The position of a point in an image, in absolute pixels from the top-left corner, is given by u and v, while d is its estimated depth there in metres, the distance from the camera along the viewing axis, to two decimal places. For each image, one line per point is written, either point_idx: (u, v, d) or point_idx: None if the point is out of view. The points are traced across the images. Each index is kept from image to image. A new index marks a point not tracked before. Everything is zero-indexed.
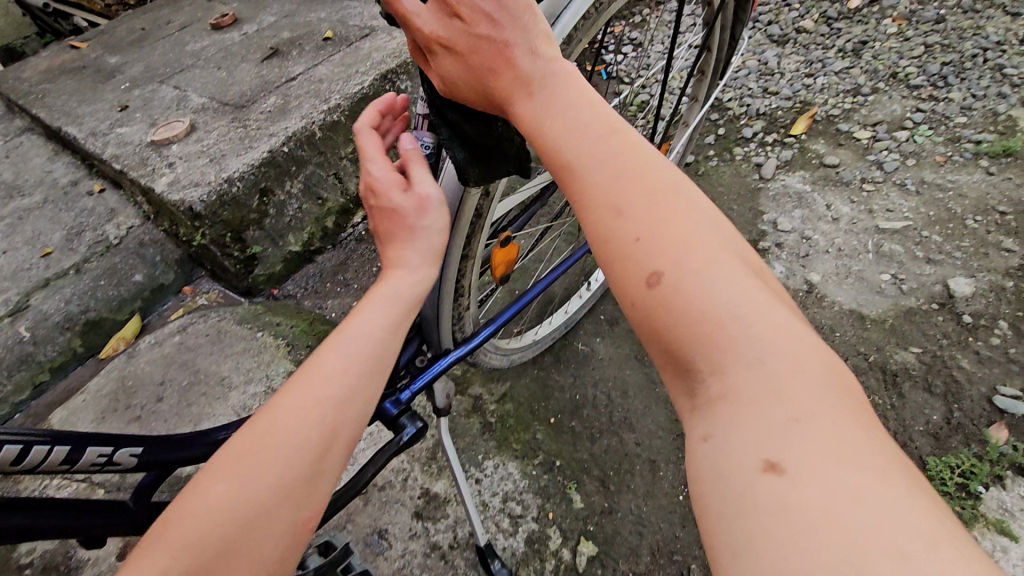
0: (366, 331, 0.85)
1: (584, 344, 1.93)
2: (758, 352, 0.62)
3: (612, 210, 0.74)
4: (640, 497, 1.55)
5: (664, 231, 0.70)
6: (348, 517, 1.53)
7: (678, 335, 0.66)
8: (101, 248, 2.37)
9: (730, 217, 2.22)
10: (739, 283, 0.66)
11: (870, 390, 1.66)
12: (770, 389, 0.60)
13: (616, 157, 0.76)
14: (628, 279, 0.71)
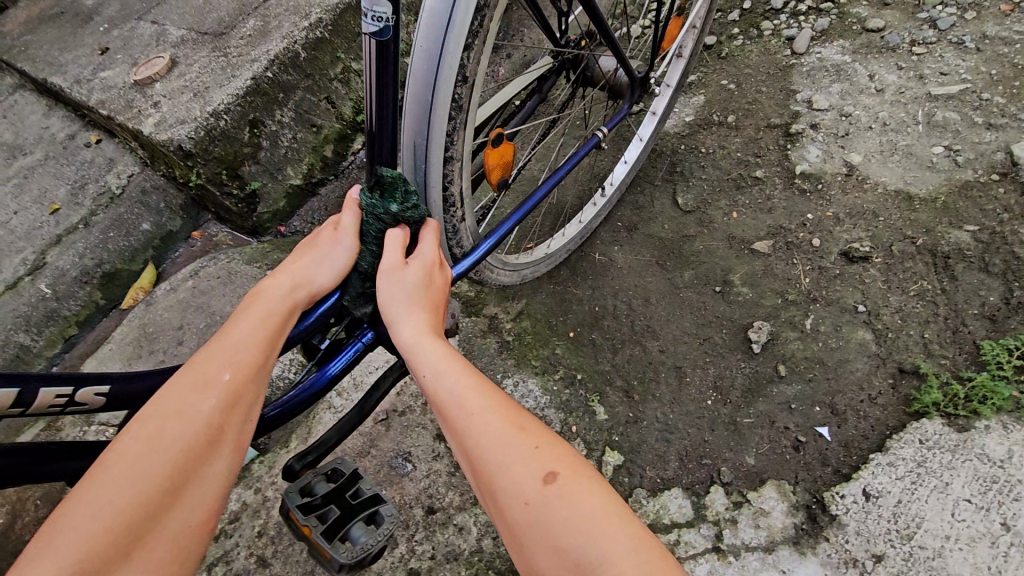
0: (245, 342, 0.83)
1: (600, 254, 1.82)
2: (606, 520, 0.68)
3: (474, 436, 0.77)
4: (667, 405, 1.48)
5: (516, 442, 0.75)
6: (371, 443, 1.52)
7: (545, 548, 0.68)
8: (105, 199, 2.32)
9: (758, 100, 1.99)
10: (574, 463, 0.74)
11: (917, 276, 1.51)
12: (626, 548, 0.66)
13: (464, 382, 0.82)
14: (505, 498, 0.72)
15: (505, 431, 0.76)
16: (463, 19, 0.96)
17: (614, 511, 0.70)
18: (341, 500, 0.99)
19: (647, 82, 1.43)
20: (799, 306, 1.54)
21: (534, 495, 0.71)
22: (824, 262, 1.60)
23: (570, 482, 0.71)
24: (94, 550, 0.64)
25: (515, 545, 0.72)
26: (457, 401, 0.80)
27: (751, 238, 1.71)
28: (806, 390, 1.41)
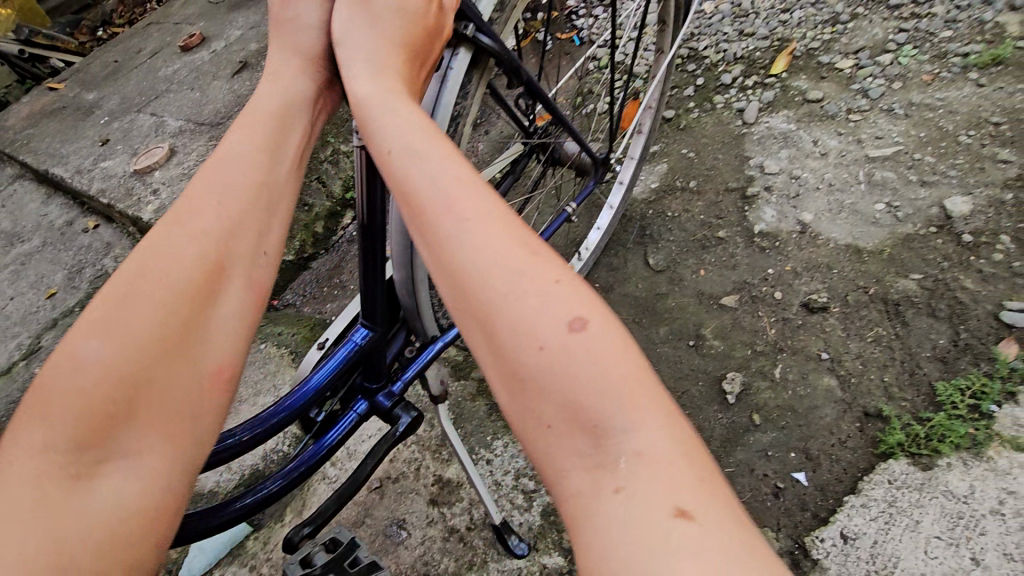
0: (226, 178, 0.81)
1: None
2: (627, 377, 0.59)
3: (476, 260, 0.65)
4: None
5: (531, 274, 0.63)
6: (366, 512, 1.56)
7: (556, 395, 0.59)
8: (102, 281, 2.42)
9: (716, 167, 2.17)
10: (594, 308, 0.62)
11: (873, 323, 1.63)
12: (643, 410, 0.58)
13: (470, 198, 0.68)
14: (505, 334, 0.62)
15: (516, 265, 0.64)
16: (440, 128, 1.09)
17: (634, 366, 0.60)
18: (340, 571, 1.03)
19: (607, 161, 1.61)
20: (767, 356, 1.64)
21: (552, 338, 0.60)
22: (787, 313, 1.72)
23: (597, 331, 0.60)
24: (89, 410, 0.65)
25: (514, 388, 0.61)
26: (458, 216, 0.67)
27: (719, 293, 1.83)
28: (781, 436, 1.49)
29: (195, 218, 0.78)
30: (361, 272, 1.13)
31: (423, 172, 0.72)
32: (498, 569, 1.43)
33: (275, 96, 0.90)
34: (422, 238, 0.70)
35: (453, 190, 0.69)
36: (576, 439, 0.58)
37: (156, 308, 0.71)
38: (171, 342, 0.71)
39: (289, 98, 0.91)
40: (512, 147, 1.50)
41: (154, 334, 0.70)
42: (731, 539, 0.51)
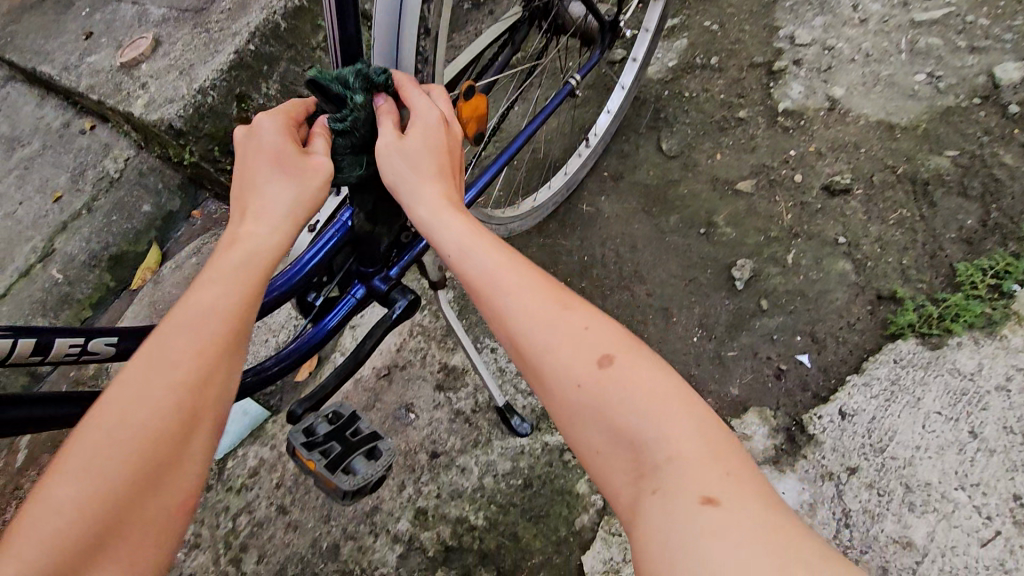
0: (210, 302, 0.67)
1: (588, 204, 1.86)
2: (648, 395, 0.64)
3: (511, 309, 0.71)
4: (654, 343, 1.56)
5: (562, 321, 0.69)
6: (375, 397, 1.62)
7: (596, 426, 0.65)
8: (105, 183, 2.37)
9: (741, 39, 1.97)
10: (621, 340, 0.68)
11: (898, 204, 1.53)
12: (666, 421, 0.62)
13: (494, 253, 0.76)
14: (545, 376, 0.68)
15: (549, 317, 0.69)
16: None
17: (659, 382, 0.65)
18: (341, 437, 1.07)
19: (615, 25, 1.46)
20: (780, 242, 1.57)
21: (587, 374, 0.66)
22: (805, 198, 1.63)
23: (624, 364, 0.66)
24: (59, 546, 0.53)
25: (565, 424, 0.68)
26: (485, 269, 0.74)
27: (734, 178, 1.73)
28: (788, 321, 1.46)
29: (175, 338, 0.64)
30: None
31: (454, 237, 0.78)
32: (503, 446, 1.49)
33: (290, 166, 0.80)
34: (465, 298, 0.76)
35: (479, 246, 0.77)
36: (621, 458, 0.63)
37: (155, 404, 0.61)
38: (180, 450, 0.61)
39: (310, 173, 0.81)
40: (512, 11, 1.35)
41: (159, 431, 0.60)
42: (760, 525, 0.54)
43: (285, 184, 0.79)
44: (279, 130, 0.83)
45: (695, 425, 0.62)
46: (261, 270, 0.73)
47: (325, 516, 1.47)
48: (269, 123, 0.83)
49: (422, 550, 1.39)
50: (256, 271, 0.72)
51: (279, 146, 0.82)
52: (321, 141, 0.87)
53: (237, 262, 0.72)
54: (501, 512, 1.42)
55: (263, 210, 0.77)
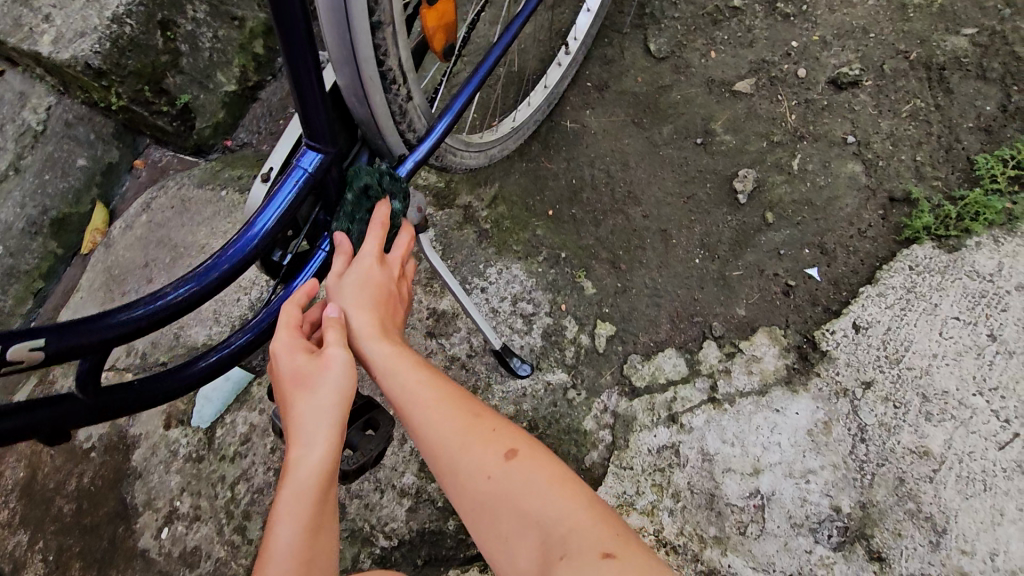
0: (286, 539, 0.71)
1: (572, 121, 1.70)
2: (541, 480, 0.74)
3: (436, 431, 0.80)
4: (654, 269, 1.47)
5: (475, 427, 0.80)
6: None
7: (503, 518, 0.73)
8: (26, 138, 1.92)
9: None
10: (520, 443, 0.79)
11: (911, 94, 1.40)
12: (561, 498, 0.72)
13: (417, 378, 0.85)
14: (468, 479, 0.77)
15: (463, 437, 0.79)
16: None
17: (547, 472, 0.75)
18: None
19: None
20: (785, 148, 1.45)
21: (499, 468, 0.76)
22: (811, 95, 1.48)
23: (526, 460, 0.76)
24: None
25: (477, 518, 0.76)
26: (412, 391, 0.83)
27: (731, 79, 1.57)
28: (796, 234, 1.37)
29: None
30: (287, 60, 0.86)
31: (389, 361, 0.86)
32: (503, 391, 1.41)
33: (307, 380, 0.81)
34: (401, 421, 0.84)
35: (406, 375, 0.85)
36: (533, 543, 0.70)
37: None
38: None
39: (324, 373, 0.80)
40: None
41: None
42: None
43: (322, 392, 0.79)
44: (287, 339, 0.84)
45: (575, 504, 0.71)
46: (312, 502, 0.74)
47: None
48: (278, 339, 0.84)
49: (431, 502, 1.36)
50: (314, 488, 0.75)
51: (292, 358, 0.82)
52: (335, 333, 0.85)
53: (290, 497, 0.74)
54: None
55: (308, 425, 0.78)
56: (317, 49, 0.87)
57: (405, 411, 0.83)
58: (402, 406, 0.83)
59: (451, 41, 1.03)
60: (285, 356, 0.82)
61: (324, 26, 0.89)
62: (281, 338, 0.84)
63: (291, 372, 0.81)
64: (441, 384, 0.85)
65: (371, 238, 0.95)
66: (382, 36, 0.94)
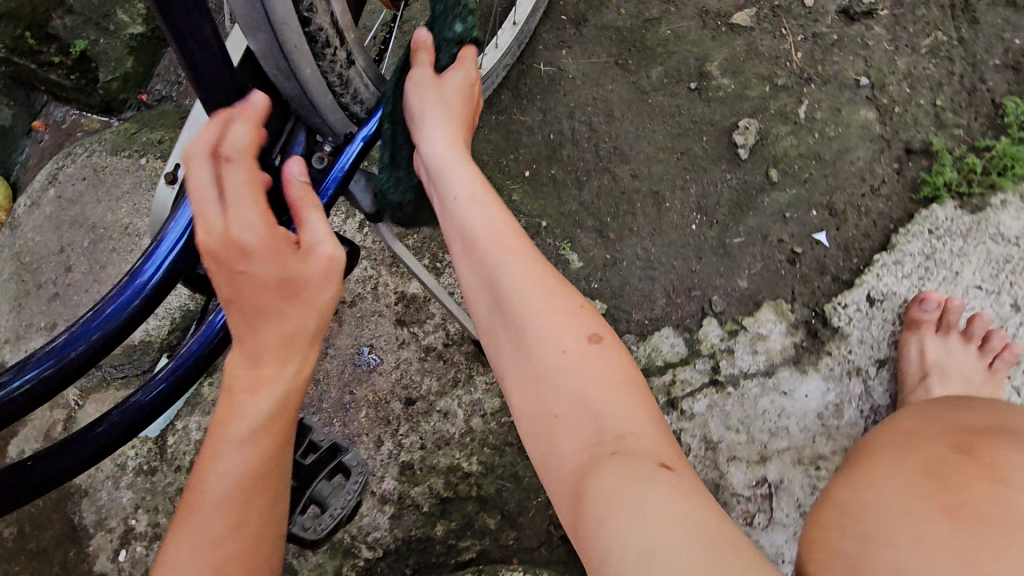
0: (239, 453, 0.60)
1: (547, 64, 1.47)
2: (613, 372, 0.72)
3: (508, 281, 0.78)
4: (646, 237, 1.32)
5: (560, 296, 0.77)
6: (327, 343, 1.36)
7: (553, 396, 0.71)
8: None
9: None
10: (606, 338, 0.75)
11: (932, 25, 1.22)
12: (621, 393, 0.70)
13: (500, 228, 0.82)
14: (532, 339, 0.74)
15: (552, 311, 0.75)
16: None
17: (616, 371, 0.72)
18: (293, 466, 0.95)
19: None
20: (790, 93, 1.27)
21: (575, 346, 0.73)
22: (819, 28, 1.29)
23: (608, 350, 0.73)
24: None
25: (530, 381, 0.73)
26: (494, 236, 0.81)
27: (728, 11, 1.36)
28: (802, 194, 1.23)
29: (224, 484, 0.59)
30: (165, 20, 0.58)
31: (471, 197, 0.84)
32: (487, 384, 1.30)
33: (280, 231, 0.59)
34: (466, 254, 0.82)
35: (484, 221, 0.82)
36: (577, 422, 0.69)
37: (224, 546, 0.60)
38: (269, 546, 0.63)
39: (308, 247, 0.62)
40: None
41: (226, 547, 0.60)
42: (700, 493, 0.60)
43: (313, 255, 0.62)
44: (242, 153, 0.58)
45: (634, 408, 0.69)
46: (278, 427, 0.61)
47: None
48: (234, 142, 0.58)
49: (416, 506, 1.26)
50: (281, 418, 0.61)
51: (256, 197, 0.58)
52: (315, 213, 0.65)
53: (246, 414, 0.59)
54: (493, 458, 1.27)
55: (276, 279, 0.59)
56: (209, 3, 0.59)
57: (477, 248, 0.81)
58: (491, 244, 0.80)
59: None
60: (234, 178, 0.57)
61: None
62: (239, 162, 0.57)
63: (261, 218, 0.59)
64: (521, 243, 0.81)
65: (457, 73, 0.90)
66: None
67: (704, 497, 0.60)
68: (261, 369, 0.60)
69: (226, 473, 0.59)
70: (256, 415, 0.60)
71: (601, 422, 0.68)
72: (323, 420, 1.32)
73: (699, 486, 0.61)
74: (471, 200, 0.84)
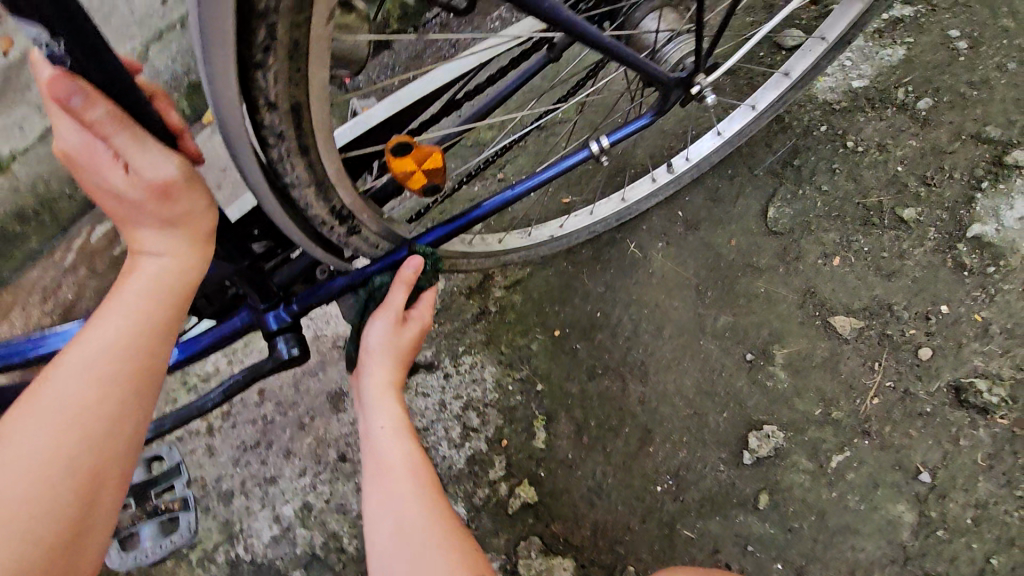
0: (102, 343, 0.59)
1: (638, 245, 1.40)
2: (433, 524, 0.74)
3: (382, 460, 0.81)
4: (612, 465, 1.22)
5: (404, 472, 0.80)
6: (320, 365, 1.50)
7: (394, 524, 0.74)
8: None
9: (988, 89, 1.28)
10: (419, 483, 0.79)
11: None
12: (441, 529, 0.74)
13: (391, 427, 0.84)
14: (382, 517, 0.75)
15: (393, 480, 0.78)
16: (222, 37, 0.53)
17: (428, 507, 0.76)
18: None
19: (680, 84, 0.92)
20: (839, 432, 1.10)
21: (402, 516, 0.75)
22: (916, 388, 1.09)
23: (428, 494, 0.78)
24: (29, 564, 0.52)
25: (390, 548, 0.73)
26: (375, 446, 0.82)
27: (837, 306, 1.19)
28: (777, 538, 1.08)
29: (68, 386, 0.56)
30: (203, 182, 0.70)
31: (389, 428, 0.83)
32: None
33: (160, 216, 0.61)
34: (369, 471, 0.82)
35: (377, 421, 0.84)
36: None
37: (67, 444, 0.54)
38: (148, 399, 0.61)
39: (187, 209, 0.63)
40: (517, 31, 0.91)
41: (84, 427, 0.55)
42: None
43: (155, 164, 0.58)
44: (80, 87, 0.52)
45: (450, 541, 0.73)
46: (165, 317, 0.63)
47: (235, 459, 1.44)
48: (58, 81, 0.51)
49: (293, 544, 1.36)
50: (168, 301, 0.63)
51: (148, 191, 0.59)
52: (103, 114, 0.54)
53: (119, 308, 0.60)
54: None
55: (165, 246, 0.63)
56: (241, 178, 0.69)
57: (388, 475, 0.80)
58: (386, 471, 0.80)
59: (436, 183, 0.82)
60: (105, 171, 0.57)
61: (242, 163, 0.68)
62: (138, 152, 0.57)
63: (138, 206, 0.59)
64: (395, 448, 0.82)
65: (401, 292, 0.87)
66: (300, 193, 0.74)
67: None
68: (117, 300, 0.61)
69: (75, 377, 0.56)
70: (118, 331, 0.59)
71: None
72: (280, 423, 1.46)
73: None
74: (370, 399, 0.86)
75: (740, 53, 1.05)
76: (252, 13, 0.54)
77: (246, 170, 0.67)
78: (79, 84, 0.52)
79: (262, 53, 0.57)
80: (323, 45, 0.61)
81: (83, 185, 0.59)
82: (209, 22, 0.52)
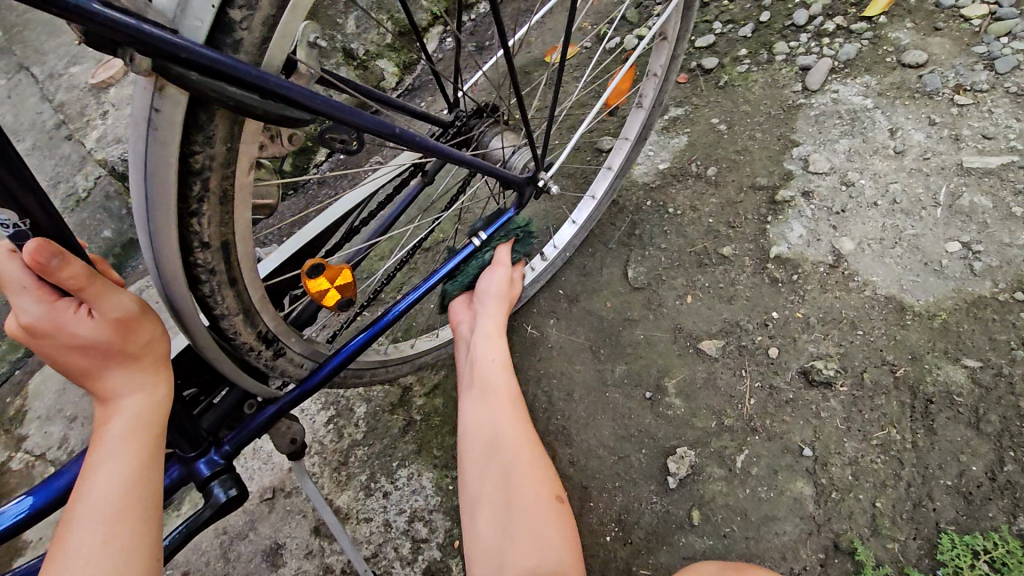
0: (102, 491, 0.66)
1: (533, 326, 1.58)
2: (507, 457, 0.87)
3: (488, 367, 0.99)
4: None
5: (495, 398, 0.95)
6: (251, 526, 1.43)
7: (491, 438, 0.90)
8: (70, 202, 1.98)
9: (748, 149, 1.70)
10: (508, 412, 0.93)
11: (887, 420, 1.22)
12: (503, 459, 0.87)
13: (496, 358, 1.00)
14: (477, 438, 0.92)
15: (492, 392, 0.95)
16: (164, 190, 0.68)
17: (503, 425, 0.91)
18: None
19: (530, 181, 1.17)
20: (734, 436, 1.28)
21: (490, 442, 0.90)
22: (778, 381, 1.32)
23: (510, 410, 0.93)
24: None
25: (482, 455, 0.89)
26: (484, 365, 0.99)
27: (700, 334, 1.43)
28: (717, 547, 1.18)
29: (81, 537, 0.63)
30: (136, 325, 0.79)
31: (494, 352, 1.01)
32: None
33: (126, 353, 0.69)
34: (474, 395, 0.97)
35: (483, 355, 1.01)
36: (504, 504, 0.83)
37: None
38: (156, 525, 0.68)
39: (149, 341, 0.71)
40: (396, 165, 1.12)
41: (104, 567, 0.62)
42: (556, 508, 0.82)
43: (117, 308, 0.67)
44: (61, 252, 0.62)
45: (517, 465, 0.86)
46: (148, 447, 0.69)
47: None
48: (41, 249, 0.61)
49: None
50: (148, 438, 0.70)
51: (115, 330, 0.67)
52: (77, 265, 0.64)
53: (107, 452, 0.67)
54: None
55: (136, 381, 0.70)
56: (172, 311, 0.79)
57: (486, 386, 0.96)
58: (485, 385, 0.97)
59: (349, 296, 0.96)
60: (71, 318, 0.65)
61: (172, 303, 0.78)
62: (104, 300, 0.66)
63: (106, 348, 0.67)
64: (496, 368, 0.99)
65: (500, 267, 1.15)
66: (227, 322, 0.86)
67: (540, 508, 0.82)
68: (103, 447, 0.67)
69: (88, 525, 0.64)
70: (113, 477, 0.66)
71: (508, 493, 0.84)
72: None
73: (536, 512, 0.81)
74: (482, 336, 1.04)
75: (566, 154, 1.34)
76: (189, 172, 0.69)
77: (178, 299, 0.77)
78: (57, 249, 0.62)
79: (197, 202, 0.72)
80: (246, 193, 0.76)
81: (46, 349, 0.66)
82: (154, 183, 0.67)
